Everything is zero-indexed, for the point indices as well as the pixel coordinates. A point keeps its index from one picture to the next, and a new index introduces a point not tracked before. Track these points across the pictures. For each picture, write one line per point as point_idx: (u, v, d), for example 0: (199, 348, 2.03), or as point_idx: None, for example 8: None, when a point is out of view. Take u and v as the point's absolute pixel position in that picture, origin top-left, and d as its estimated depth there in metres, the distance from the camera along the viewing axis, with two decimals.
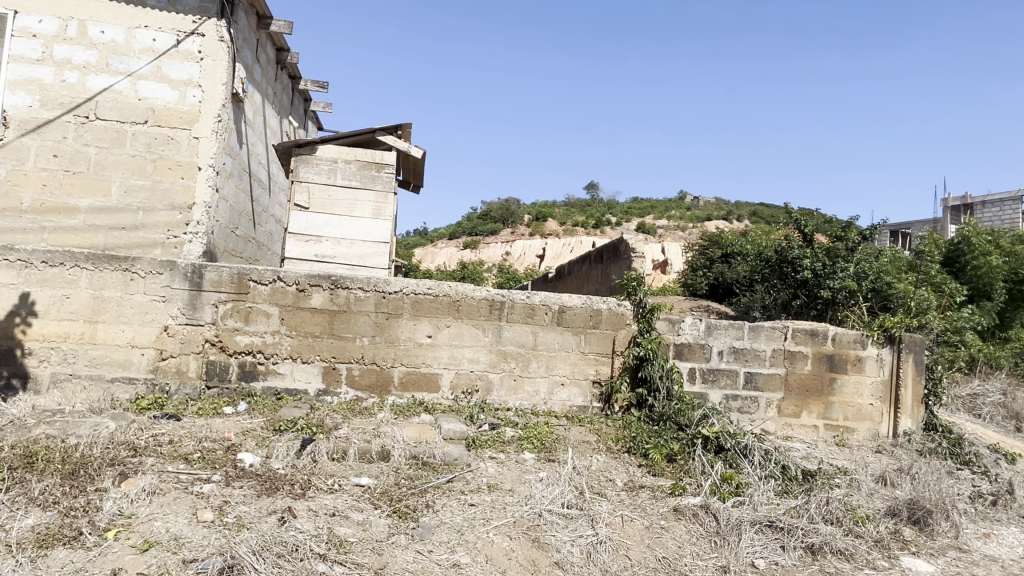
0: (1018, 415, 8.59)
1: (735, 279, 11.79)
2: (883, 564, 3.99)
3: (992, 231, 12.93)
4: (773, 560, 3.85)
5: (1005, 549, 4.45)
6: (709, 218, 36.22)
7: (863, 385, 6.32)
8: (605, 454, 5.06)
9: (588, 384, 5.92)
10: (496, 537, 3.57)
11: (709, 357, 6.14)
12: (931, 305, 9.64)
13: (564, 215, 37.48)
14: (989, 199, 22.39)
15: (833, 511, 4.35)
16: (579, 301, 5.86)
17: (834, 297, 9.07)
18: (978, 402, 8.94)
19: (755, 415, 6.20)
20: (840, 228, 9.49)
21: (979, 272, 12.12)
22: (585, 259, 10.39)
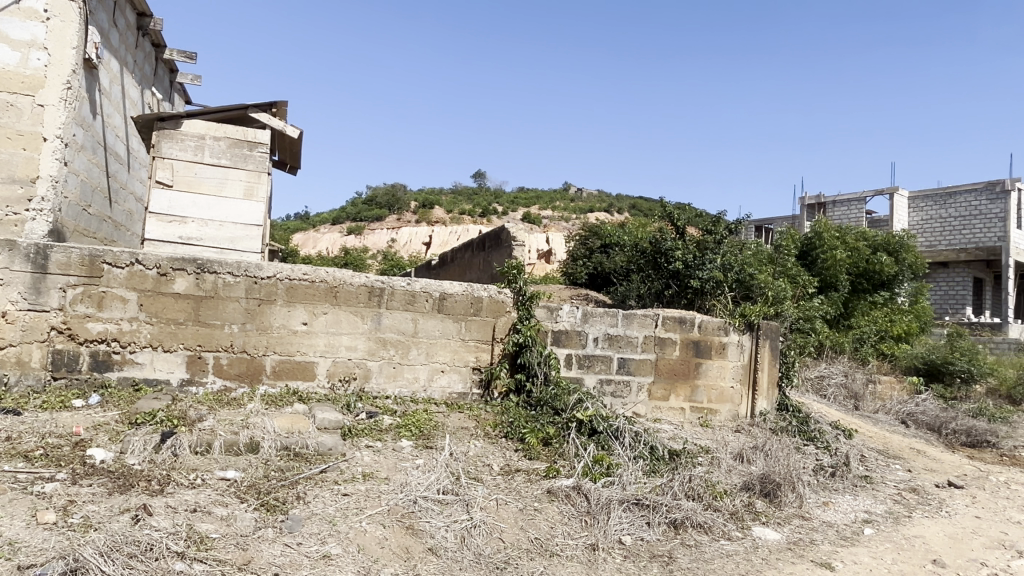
0: (857, 394, 9.57)
1: (613, 269, 12.24)
2: (736, 535, 4.29)
3: (840, 228, 14.17)
4: (639, 536, 4.04)
5: (840, 515, 4.92)
6: (592, 209, 37.32)
7: (725, 369, 6.74)
8: (483, 439, 5.10)
9: (467, 371, 5.94)
10: (369, 526, 3.52)
11: (585, 344, 6.33)
12: (786, 295, 10.45)
13: (451, 202, 37.36)
14: (839, 198, 24.46)
15: (695, 487, 4.62)
16: (460, 289, 5.88)
17: (703, 287, 9.61)
18: (824, 383, 9.80)
19: (627, 398, 6.46)
20: (710, 222, 10.17)
21: (828, 265, 13.28)
22: (467, 246, 10.42)
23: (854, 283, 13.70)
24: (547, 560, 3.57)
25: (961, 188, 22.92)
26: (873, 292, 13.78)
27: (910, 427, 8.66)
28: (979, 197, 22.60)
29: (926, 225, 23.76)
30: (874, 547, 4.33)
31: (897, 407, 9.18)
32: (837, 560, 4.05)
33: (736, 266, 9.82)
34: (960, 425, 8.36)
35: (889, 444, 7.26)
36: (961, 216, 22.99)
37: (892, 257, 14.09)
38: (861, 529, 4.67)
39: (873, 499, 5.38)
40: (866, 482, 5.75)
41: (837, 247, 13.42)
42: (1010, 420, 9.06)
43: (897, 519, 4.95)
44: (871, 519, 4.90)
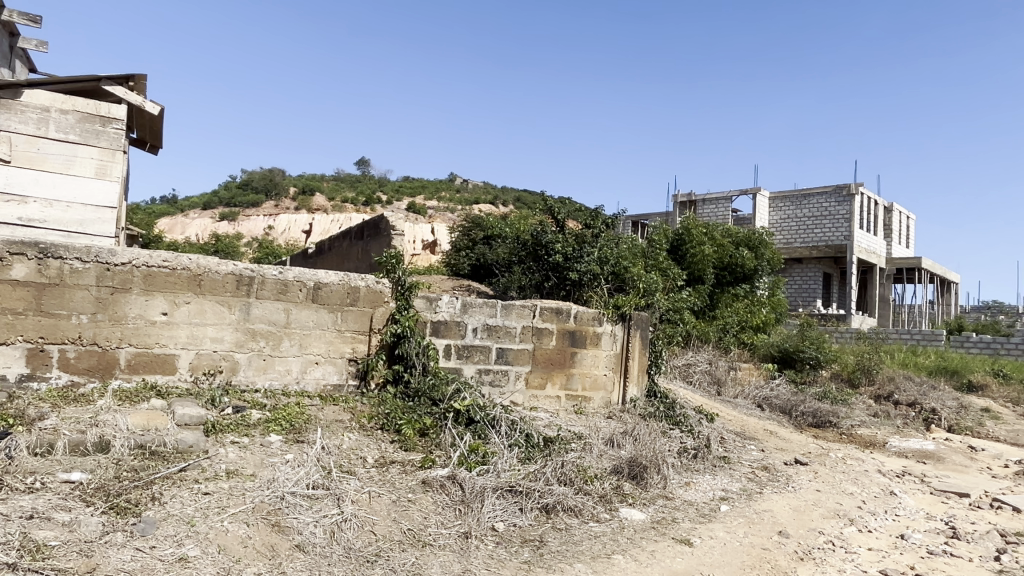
0: (719, 380, 10.23)
1: (495, 260, 12.34)
2: (604, 516, 4.47)
3: (707, 225, 15.05)
4: (512, 522, 4.12)
5: (700, 494, 5.24)
6: (477, 201, 37.44)
7: (599, 357, 6.99)
8: (358, 432, 5.00)
9: (343, 363, 5.80)
10: (232, 525, 3.36)
11: (464, 334, 6.35)
12: (658, 287, 10.98)
13: (333, 189, 36.27)
14: (709, 197, 25.94)
15: (567, 473, 4.76)
16: (336, 278, 5.73)
17: (580, 279, 9.90)
18: (690, 370, 10.39)
19: (504, 388, 6.55)
20: (589, 216, 10.51)
21: (696, 259, 14.09)
22: (346, 235, 10.17)
23: (718, 277, 14.61)
24: (419, 551, 3.56)
25: (813, 190, 24.95)
26: (735, 285, 14.75)
27: (765, 410, 9.37)
28: (829, 199, 24.70)
29: (784, 224, 25.69)
30: (728, 522, 4.65)
31: (753, 392, 9.89)
32: (695, 535, 4.32)
33: (611, 259, 10.20)
34: (807, 407, 9.17)
35: (746, 426, 7.82)
36: (813, 217, 25.04)
37: (753, 252, 15.14)
38: (717, 506, 5.00)
39: (730, 477, 5.77)
40: (724, 462, 6.16)
41: (704, 243, 14.26)
42: (849, 401, 10.00)
43: (749, 495, 5.34)
44: (727, 496, 5.26)
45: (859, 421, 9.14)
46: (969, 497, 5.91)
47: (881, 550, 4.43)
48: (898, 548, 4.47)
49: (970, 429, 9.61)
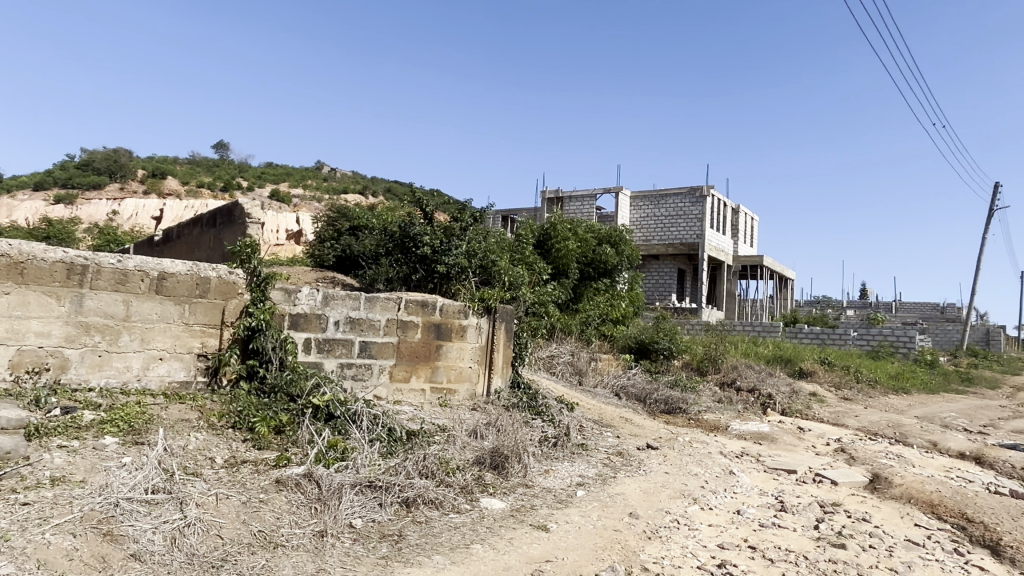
0: (581, 370, 10.60)
1: (361, 252, 12.08)
2: (464, 507, 4.51)
3: (572, 221, 15.56)
4: (370, 517, 4.06)
5: (558, 481, 5.42)
6: (345, 190, 36.42)
7: (464, 350, 7.03)
8: (207, 431, 4.72)
9: (191, 358, 5.44)
10: (54, 537, 3.06)
11: (325, 327, 6.17)
12: (524, 281, 11.21)
13: (187, 173, 33.91)
14: (575, 194, 26.79)
15: (428, 466, 4.76)
16: (183, 268, 5.36)
17: (448, 272, 9.91)
18: (554, 361, 10.71)
19: (367, 382, 6.42)
20: (457, 210, 10.54)
21: (560, 254, 14.53)
22: (197, 222, 9.54)
23: (582, 271, 15.17)
24: (270, 553, 3.42)
25: (670, 191, 26.44)
26: (598, 279, 15.38)
27: (622, 398, 9.84)
28: (684, 200, 26.29)
29: (644, 222, 27.06)
30: (584, 506, 4.85)
31: (612, 381, 10.35)
32: (552, 521, 4.46)
33: (479, 252, 10.28)
34: (660, 395, 9.73)
35: (603, 414, 8.16)
36: (670, 216, 26.56)
37: (614, 248, 15.82)
38: (574, 492, 5.19)
39: (587, 464, 6.01)
40: (582, 449, 6.41)
41: (568, 238, 14.73)
42: (697, 388, 10.72)
43: (604, 480, 5.59)
44: (584, 482, 5.47)
45: (706, 407, 9.82)
46: (795, 473, 6.53)
47: (720, 525, 4.79)
48: (734, 522, 4.86)
49: (800, 412, 10.62)
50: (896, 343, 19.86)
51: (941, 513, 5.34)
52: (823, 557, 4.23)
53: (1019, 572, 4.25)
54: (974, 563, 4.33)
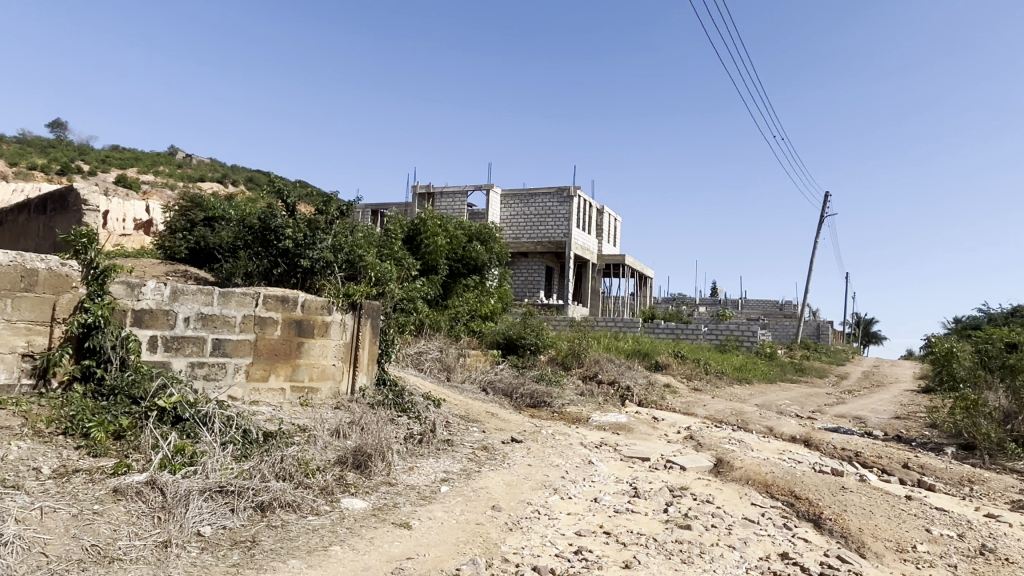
0: (449, 367, 10.60)
1: (217, 244, 11.42)
2: (324, 509, 4.39)
3: (443, 217, 15.56)
4: (221, 524, 3.85)
5: (423, 477, 5.40)
6: (202, 178, 34.24)
7: (327, 347, 6.83)
8: (32, 439, 4.27)
9: (14, 359, 4.89)
10: None
11: (173, 324, 5.77)
12: (392, 277, 11.06)
13: (15, 153, 30.47)
14: (446, 190, 26.77)
15: (286, 467, 4.59)
16: (4, 259, 4.83)
17: (312, 266, 9.57)
18: (422, 358, 10.66)
19: (221, 382, 6.07)
20: (322, 202, 10.22)
21: (430, 250, 14.49)
22: (23, 208, 8.62)
23: (452, 268, 15.22)
24: (104, 569, 3.15)
25: (539, 190, 27.08)
26: (467, 276, 15.49)
27: (489, 393, 9.97)
28: (552, 199, 27.02)
29: (513, 220, 27.53)
30: (447, 502, 4.87)
31: (480, 376, 10.45)
32: (415, 518, 4.44)
33: (345, 247, 10.00)
34: (526, 389, 9.95)
35: (470, 409, 8.23)
36: (538, 215, 27.18)
37: (483, 245, 15.97)
38: (438, 487, 5.19)
39: (451, 459, 6.04)
40: (447, 445, 6.43)
41: (438, 234, 14.71)
42: (562, 382, 11.06)
43: (469, 475, 5.64)
44: (448, 477, 5.49)
45: (569, 400, 10.14)
46: (649, 460, 6.92)
47: (578, 513, 4.98)
48: (591, 510, 5.07)
49: (655, 403, 11.25)
50: (741, 337, 21.53)
51: (774, 491, 5.86)
52: (670, 538, 4.51)
53: (836, 541, 4.75)
54: (800, 536, 4.79)
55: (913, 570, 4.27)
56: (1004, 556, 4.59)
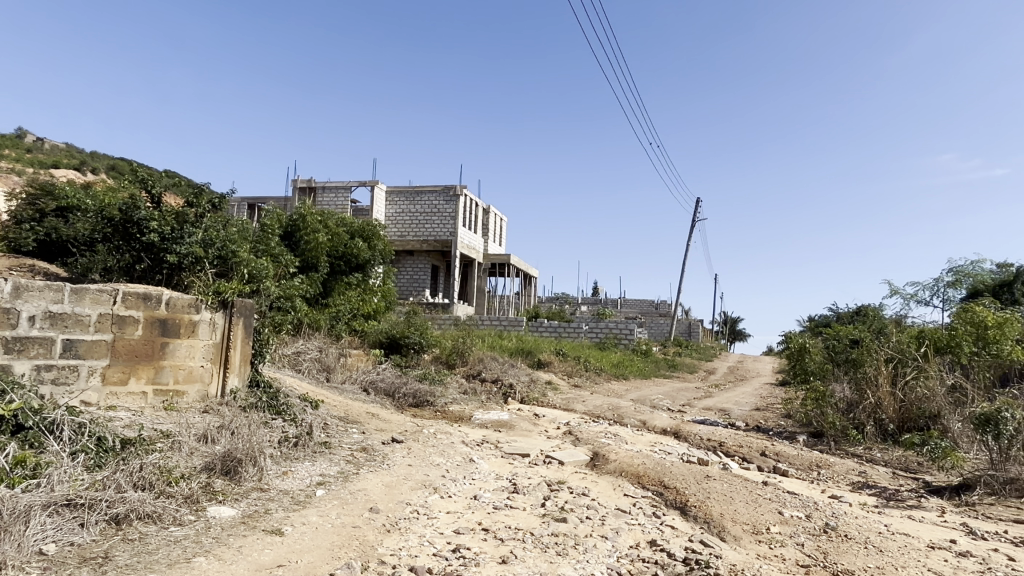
0: (328, 367, 10.29)
1: (71, 236, 10.53)
2: (188, 518, 4.14)
3: (323, 213, 15.06)
4: (68, 541, 3.55)
5: (297, 482, 5.22)
6: (55, 163, 31.35)
7: (194, 348, 6.45)
8: None
9: None
10: None
11: (16, 324, 5.26)
12: (268, 274, 10.61)
13: None
14: (329, 185, 26.00)
15: (145, 477, 4.29)
16: None
17: (180, 262, 9.01)
18: (299, 358, 10.30)
19: (72, 386, 5.58)
20: (192, 194, 9.66)
21: (310, 246, 14.03)
22: None
23: (333, 265, 14.81)
24: None
25: (425, 188, 26.88)
26: (349, 274, 15.12)
27: (370, 393, 9.78)
28: (438, 198, 26.91)
29: (398, 217, 27.17)
30: (323, 505, 4.73)
31: (361, 376, 10.23)
32: (288, 524, 4.28)
33: (217, 241, 9.39)
34: (408, 389, 9.85)
35: (349, 410, 8.04)
36: (424, 213, 26.98)
37: (366, 243, 15.63)
38: (313, 491, 5.04)
39: (329, 462, 5.88)
40: (324, 448, 6.26)
41: (318, 231, 14.29)
42: (445, 381, 11.04)
43: (346, 477, 5.51)
44: (324, 481, 5.34)
45: (452, 398, 10.13)
46: (529, 456, 7.05)
47: (457, 511, 5.00)
48: (470, 508, 5.10)
49: (537, 400, 11.47)
50: (619, 334, 22.39)
51: (645, 482, 6.14)
52: (547, 532, 4.62)
53: (699, 526, 5.04)
54: (667, 523, 5.05)
55: (766, 550, 4.62)
56: (844, 533, 5.06)
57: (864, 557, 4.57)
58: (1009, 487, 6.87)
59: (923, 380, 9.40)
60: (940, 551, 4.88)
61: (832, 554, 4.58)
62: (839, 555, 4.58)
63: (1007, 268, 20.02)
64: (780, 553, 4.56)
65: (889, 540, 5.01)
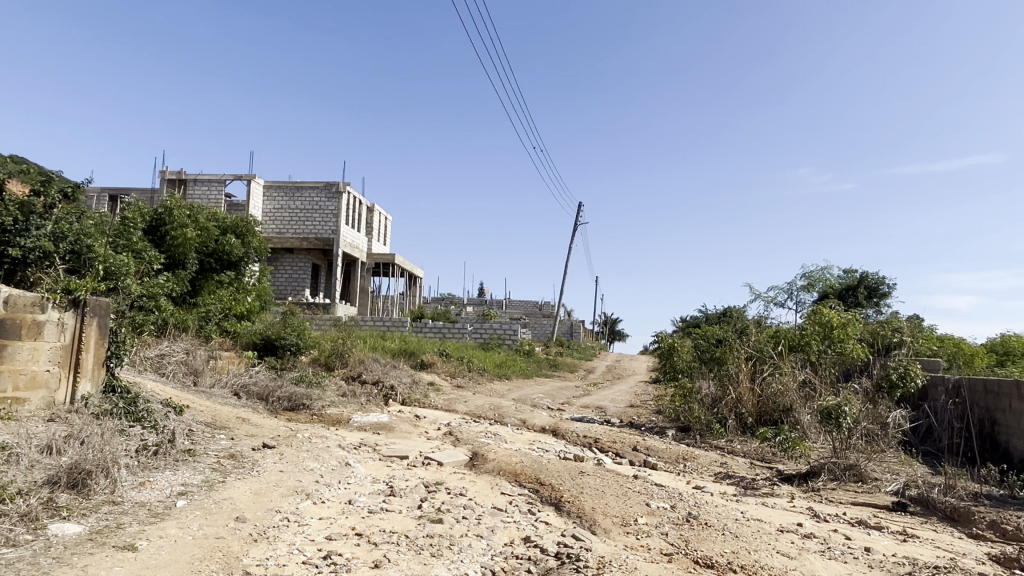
0: (196, 370, 9.70)
1: None
2: (25, 538, 3.78)
3: (193, 207, 14.28)
4: None
5: (155, 493, 4.89)
6: None
7: (39, 350, 5.89)
8: None
9: None
10: None
11: None
12: (129, 270, 9.88)
13: None
14: (200, 177, 24.57)
15: None
16: None
17: (25, 257, 8.19)
18: (163, 361, 9.65)
19: None
20: (39, 182, 8.82)
21: (177, 242, 13.20)
22: None
23: (203, 262, 13.99)
24: None
25: (306, 184, 25.98)
26: (221, 272, 14.34)
27: (241, 398, 9.32)
28: (319, 194, 26.09)
29: (276, 214, 26.11)
30: (183, 517, 4.46)
31: (232, 380, 9.72)
32: (142, 539, 4.00)
33: (70, 235, 8.76)
34: (283, 392, 9.48)
35: (217, 416, 7.61)
36: (304, 210, 26.08)
37: (240, 239, 14.86)
38: (173, 502, 4.73)
39: (192, 471, 5.55)
40: (188, 456, 5.90)
41: (186, 226, 13.47)
42: (322, 383, 10.70)
43: (211, 486, 5.23)
44: (186, 491, 5.03)
45: (329, 401, 9.84)
46: (407, 459, 6.98)
47: (330, 517, 4.87)
48: (344, 513, 4.98)
49: (418, 401, 11.38)
50: (503, 334, 22.65)
51: (521, 480, 6.24)
52: (422, 534, 4.59)
53: (572, 521, 5.19)
54: (542, 520, 5.16)
55: (633, 541, 4.83)
56: (704, 521, 5.38)
57: (721, 542, 4.88)
58: (848, 473, 7.56)
59: (778, 376, 10.17)
60: (788, 534, 5.30)
61: (692, 542, 4.86)
62: (699, 542, 4.87)
63: (851, 273, 22.01)
64: (646, 543, 4.78)
65: (744, 526, 5.38)
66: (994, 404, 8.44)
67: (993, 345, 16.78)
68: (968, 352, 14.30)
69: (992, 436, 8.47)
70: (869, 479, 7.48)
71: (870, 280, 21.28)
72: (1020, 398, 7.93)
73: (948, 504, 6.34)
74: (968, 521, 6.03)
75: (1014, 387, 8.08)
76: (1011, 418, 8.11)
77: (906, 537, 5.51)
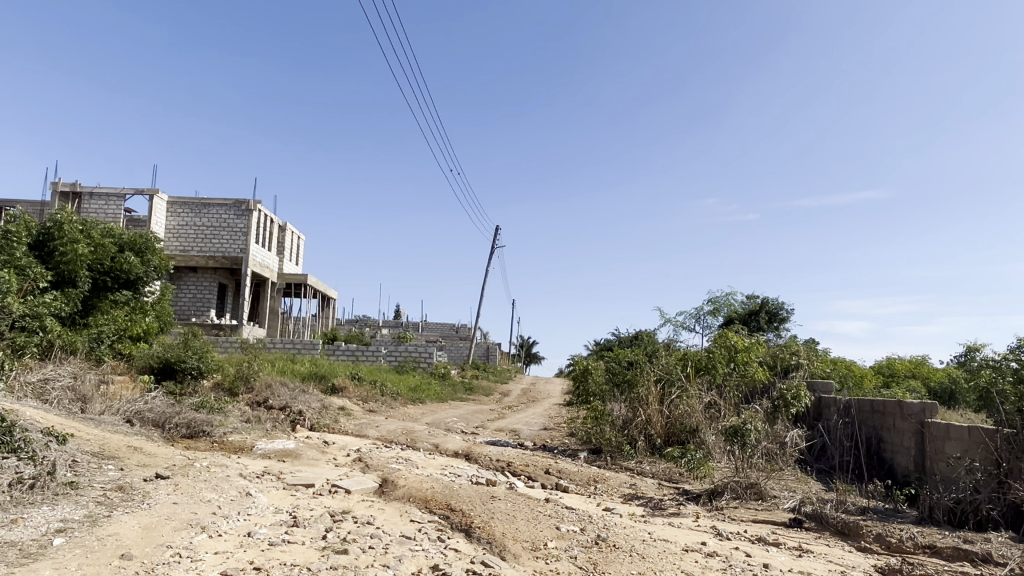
0: (84, 397, 9.05)
1: None
2: None
3: (85, 222, 13.42)
4: None
5: (29, 531, 4.48)
6: None
7: None
8: None
9: None
10: None
11: None
12: None
13: None
14: (97, 191, 23.27)
15: None
16: None
17: None
18: (47, 386, 8.96)
19: None
20: None
21: (65, 258, 12.39)
22: None
23: (97, 281, 13.13)
24: None
25: (213, 201, 24.95)
26: (116, 291, 13.48)
27: (134, 425, 8.73)
28: (228, 212, 25.11)
29: (180, 231, 24.95)
30: (59, 556, 4.11)
31: (124, 407, 9.09)
32: None
33: None
34: (181, 419, 9.00)
35: (105, 445, 7.09)
36: (210, 227, 24.96)
37: (138, 257, 13.99)
38: (49, 541, 4.36)
39: (73, 505, 5.14)
40: (70, 488, 5.48)
41: (77, 242, 12.66)
42: (224, 408, 10.19)
43: (94, 521, 4.85)
44: (65, 527, 4.65)
45: (232, 428, 9.37)
46: (313, 487, 6.74)
47: (226, 551, 4.61)
48: (242, 546, 4.74)
49: (327, 427, 11.06)
50: (418, 357, 22.33)
51: (431, 506, 6.14)
52: (325, 565, 4.41)
53: (482, 547, 5.13)
54: (451, 547, 5.08)
55: (542, 565, 4.82)
56: (613, 543, 5.43)
57: (628, 564, 4.93)
58: (750, 491, 7.84)
59: (685, 399, 10.53)
60: (692, 553, 5.44)
61: (600, 564, 4.89)
62: (606, 564, 4.90)
63: (753, 300, 23.14)
64: (555, 567, 4.78)
65: (650, 546, 5.47)
66: (881, 422, 9.02)
67: (878, 368, 17.89)
68: (858, 374, 15.16)
69: (877, 454, 9.02)
70: (769, 497, 7.79)
71: (770, 306, 22.41)
72: (902, 417, 8.48)
73: (840, 519, 6.66)
74: (857, 534, 6.35)
75: (897, 407, 8.63)
76: (894, 435, 8.64)
77: (801, 552, 5.76)
